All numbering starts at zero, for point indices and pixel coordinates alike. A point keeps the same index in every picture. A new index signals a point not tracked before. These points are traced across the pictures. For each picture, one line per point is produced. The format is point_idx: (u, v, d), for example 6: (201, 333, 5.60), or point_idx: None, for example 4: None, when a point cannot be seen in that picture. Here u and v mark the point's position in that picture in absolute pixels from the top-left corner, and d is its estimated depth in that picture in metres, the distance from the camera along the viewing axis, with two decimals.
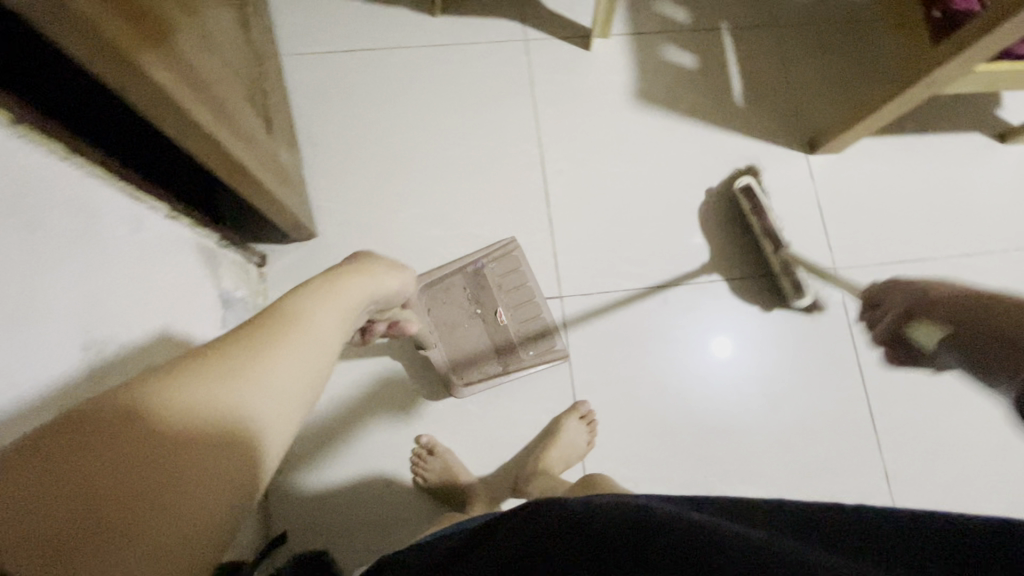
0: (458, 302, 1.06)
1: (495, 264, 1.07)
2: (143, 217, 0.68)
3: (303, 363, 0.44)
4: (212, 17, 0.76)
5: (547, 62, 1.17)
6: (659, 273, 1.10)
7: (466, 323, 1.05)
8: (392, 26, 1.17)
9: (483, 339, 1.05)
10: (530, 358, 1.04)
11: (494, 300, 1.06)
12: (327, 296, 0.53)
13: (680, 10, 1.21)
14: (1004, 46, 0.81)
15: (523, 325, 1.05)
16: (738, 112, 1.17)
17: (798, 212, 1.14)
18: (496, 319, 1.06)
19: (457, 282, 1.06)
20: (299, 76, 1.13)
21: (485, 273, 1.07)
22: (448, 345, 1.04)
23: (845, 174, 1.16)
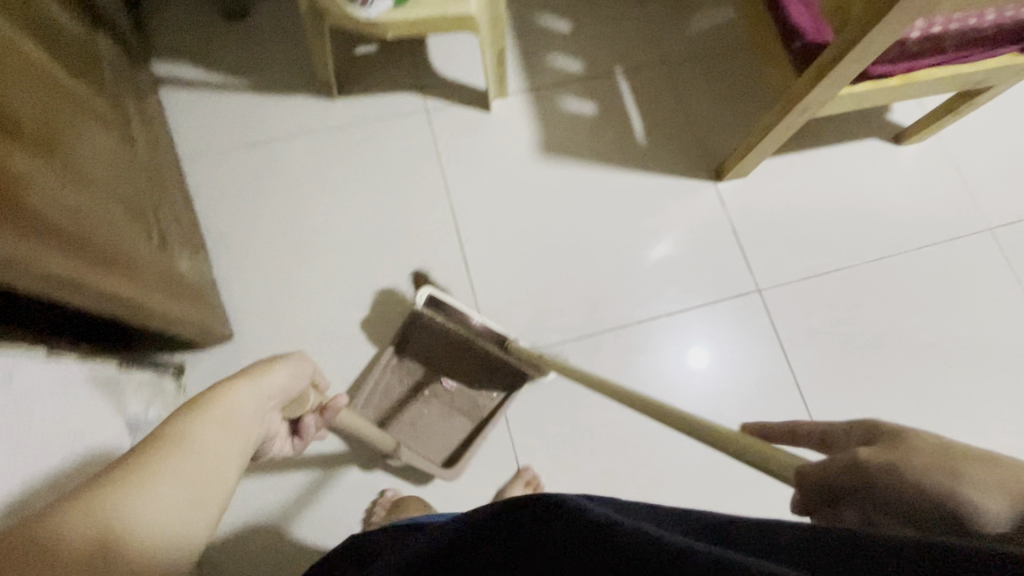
0: (405, 398, 1.04)
1: (416, 341, 1.05)
2: (15, 366, 0.64)
3: (174, 492, 0.44)
4: (79, 144, 0.75)
5: (450, 128, 1.19)
6: (587, 322, 1.10)
7: (424, 413, 1.04)
8: (292, 115, 1.18)
9: (445, 415, 1.04)
10: (497, 400, 1.04)
11: (431, 372, 1.05)
12: (205, 425, 0.50)
13: (573, 61, 1.25)
14: (860, 70, 0.84)
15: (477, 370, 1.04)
16: (641, 150, 1.20)
17: (714, 240, 1.16)
18: (446, 388, 1.04)
19: (388, 381, 1.03)
20: (204, 177, 1.13)
21: (407, 356, 1.05)
22: (416, 442, 1.02)
23: (754, 196, 1.18)
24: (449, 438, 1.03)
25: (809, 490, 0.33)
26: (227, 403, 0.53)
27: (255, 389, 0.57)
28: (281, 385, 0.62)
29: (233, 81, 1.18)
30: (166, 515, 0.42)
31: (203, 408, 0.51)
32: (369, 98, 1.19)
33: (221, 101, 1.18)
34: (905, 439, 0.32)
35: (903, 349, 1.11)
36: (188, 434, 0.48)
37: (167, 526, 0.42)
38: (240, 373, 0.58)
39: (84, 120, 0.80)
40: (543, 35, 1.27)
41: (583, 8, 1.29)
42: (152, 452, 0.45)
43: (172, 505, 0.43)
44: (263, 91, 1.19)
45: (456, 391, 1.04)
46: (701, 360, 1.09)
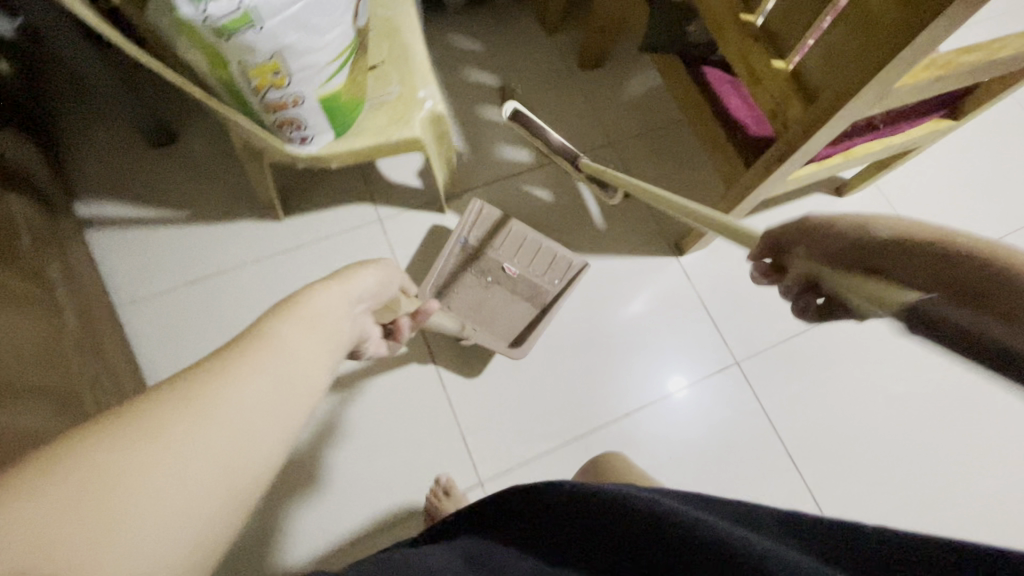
0: (470, 279, 1.11)
1: (475, 236, 1.11)
2: None
3: (261, 434, 0.33)
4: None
5: (406, 236, 1.16)
6: (573, 425, 1.07)
7: (489, 295, 1.11)
8: (236, 243, 1.11)
9: (519, 301, 1.11)
10: (558, 287, 1.11)
11: (499, 261, 1.12)
12: (287, 324, 0.40)
13: (522, 151, 1.25)
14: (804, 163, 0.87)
15: (535, 269, 1.12)
16: (601, 233, 1.20)
17: (685, 317, 1.16)
18: (508, 275, 1.12)
19: (452, 268, 1.10)
20: (147, 323, 1.04)
21: (473, 245, 1.12)
22: (484, 321, 1.11)
23: (717, 266, 1.19)
24: (512, 321, 1.11)
25: (835, 259, 0.37)
26: (312, 306, 0.44)
27: (337, 294, 0.49)
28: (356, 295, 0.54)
29: (169, 215, 1.11)
30: (259, 430, 0.32)
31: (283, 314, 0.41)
32: (318, 214, 1.15)
33: (157, 237, 1.10)
34: (839, 227, 0.36)
35: (880, 403, 1.13)
36: (268, 336, 0.38)
37: (255, 434, 0.32)
38: (330, 284, 0.49)
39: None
40: (489, 127, 1.26)
41: (525, 96, 1.30)
42: (236, 353, 0.35)
43: (270, 416, 0.33)
44: (203, 220, 1.12)
45: (518, 277, 1.12)
46: (681, 387, 1.11)
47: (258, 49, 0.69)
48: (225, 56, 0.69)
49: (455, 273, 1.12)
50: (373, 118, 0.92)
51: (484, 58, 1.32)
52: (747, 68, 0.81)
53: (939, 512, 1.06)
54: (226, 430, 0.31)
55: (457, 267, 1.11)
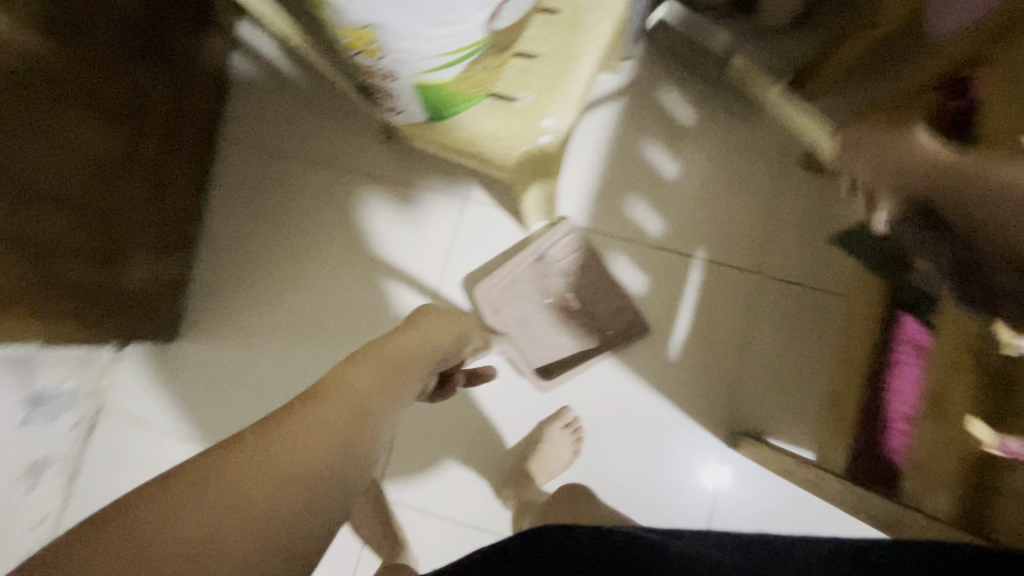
0: (524, 295, 1.00)
1: (554, 250, 0.99)
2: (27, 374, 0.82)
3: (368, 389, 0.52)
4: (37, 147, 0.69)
5: (474, 231, 1.04)
6: (490, 515, 0.98)
7: (537, 316, 1.00)
8: (335, 139, 1.08)
9: (560, 336, 1.00)
10: (611, 337, 0.98)
11: (564, 286, 1.00)
12: (421, 336, 0.60)
13: (655, 218, 1.01)
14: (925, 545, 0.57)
15: (601, 309, 0.99)
16: (664, 362, 0.97)
17: (678, 509, 0.95)
18: (566, 304, 1.00)
19: (519, 277, 1.00)
20: (234, 167, 1.10)
21: (548, 262, 1.00)
22: (523, 346, 0.99)
23: (758, 487, 0.94)
24: (549, 352, 1.00)
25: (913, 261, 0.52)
26: (432, 326, 0.63)
27: (424, 341, 0.60)
28: (447, 335, 0.63)
29: (302, 76, 1.09)
30: (377, 400, 0.52)
31: (423, 321, 0.63)
32: (413, 157, 1.06)
33: (282, 93, 1.10)
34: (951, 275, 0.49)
35: None
36: (419, 326, 0.62)
37: (379, 393, 0.52)
38: (429, 329, 0.62)
39: (74, 111, 0.73)
40: (641, 169, 1.02)
41: (708, 159, 1.02)
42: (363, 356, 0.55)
43: (379, 391, 0.52)
44: (325, 100, 1.08)
45: (577, 312, 0.99)
46: (718, 477, 0.95)
47: (350, 13, 0.56)
48: (319, 2, 0.57)
49: (516, 280, 1.00)
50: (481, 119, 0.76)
51: (695, 85, 1.02)
52: None
53: None
54: (335, 420, 0.48)
55: (522, 277, 1.00)
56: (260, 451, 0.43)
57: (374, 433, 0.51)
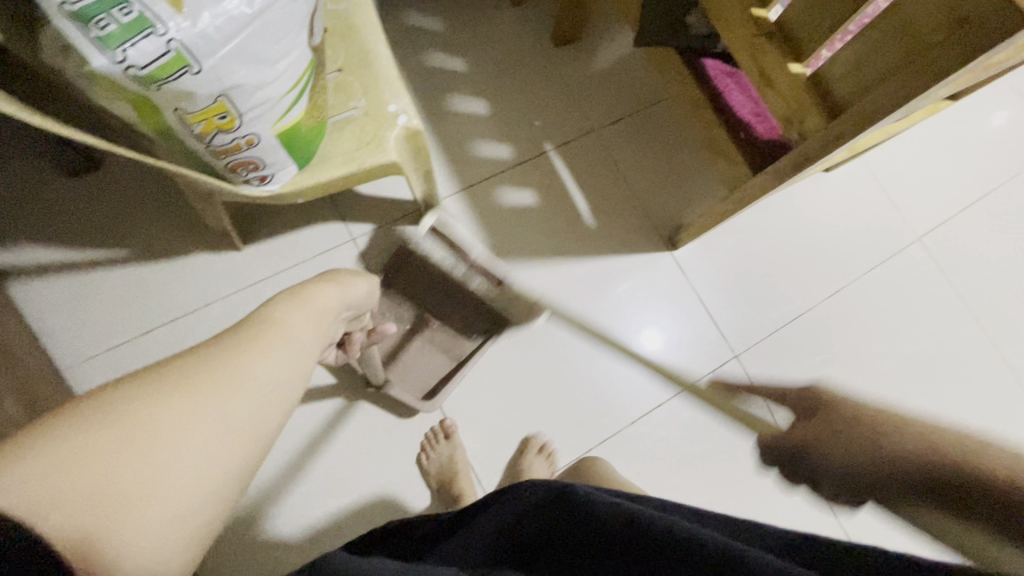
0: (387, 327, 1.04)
1: (400, 278, 1.05)
2: None
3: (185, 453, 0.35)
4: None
5: (383, 255, 1.06)
6: (582, 437, 1.05)
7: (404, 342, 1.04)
8: (194, 280, 0.99)
9: (432, 351, 1.05)
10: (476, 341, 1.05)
11: (419, 310, 1.05)
12: (204, 407, 0.37)
13: (500, 146, 1.15)
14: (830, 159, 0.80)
15: (455, 323, 1.06)
16: (591, 232, 1.13)
17: (683, 313, 1.14)
18: (428, 324, 1.05)
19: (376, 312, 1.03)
20: (107, 383, 0.93)
21: (398, 290, 1.05)
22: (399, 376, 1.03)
23: (711, 258, 1.17)
24: (428, 372, 1.04)
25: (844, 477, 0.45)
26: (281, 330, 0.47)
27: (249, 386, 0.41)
28: (259, 389, 0.41)
29: (107, 253, 0.97)
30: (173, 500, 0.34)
31: (240, 338, 0.43)
32: (280, 241, 1.02)
33: (99, 284, 0.96)
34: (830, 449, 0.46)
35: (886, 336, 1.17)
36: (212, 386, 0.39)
37: (187, 511, 0.35)
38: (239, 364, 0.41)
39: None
40: (462, 121, 1.14)
41: (496, 81, 1.18)
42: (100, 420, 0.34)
43: (220, 434, 0.37)
44: (150, 257, 0.98)
45: (439, 327, 1.05)
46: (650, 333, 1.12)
47: (195, 95, 0.56)
48: (157, 105, 0.56)
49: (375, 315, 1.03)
50: (341, 139, 0.80)
51: (444, 38, 1.17)
52: (758, 69, 0.75)
53: None
54: None
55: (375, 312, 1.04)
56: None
57: None
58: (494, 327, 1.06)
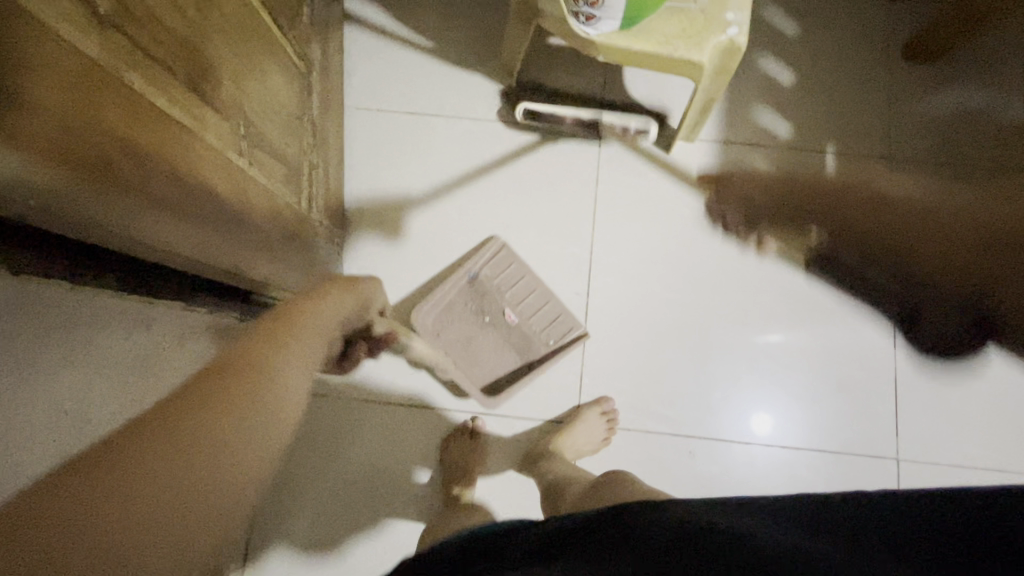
0: (465, 317, 1.03)
1: (486, 269, 1.04)
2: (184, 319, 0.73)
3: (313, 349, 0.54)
4: (254, 92, 0.70)
5: (616, 158, 1.07)
6: (693, 421, 1.00)
7: (479, 335, 1.03)
8: (463, 92, 1.10)
9: (503, 347, 1.03)
10: (554, 347, 1.02)
11: (499, 302, 1.04)
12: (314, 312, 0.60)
13: (781, 121, 1.07)
14: None
15: (533, 323, 1.03)
16: (822, 250, 1.03)
17: (866, 381, 1.00)
18: (506, 321, 1.03)
19: (452, 298, 1.03)
20: (362, 134, 1.10)
21: (482, 282, 1.04)
22: (472, 367, 1.03)
23: (935, 350, 1.00)
24: (494, 367, 1.03)
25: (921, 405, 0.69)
26: (326, 308, 0.62)
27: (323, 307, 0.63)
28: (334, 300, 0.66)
29: (417, 39, 1.12)
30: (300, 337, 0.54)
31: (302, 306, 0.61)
32: (543, 98, 1.09)
33: (399, 59, 1.12)
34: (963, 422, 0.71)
35: None
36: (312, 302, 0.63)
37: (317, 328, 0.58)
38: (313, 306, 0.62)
39: (271, 65, 0.76)
40: (759, 81, 1.09)
41: (817, 61, 1.09)
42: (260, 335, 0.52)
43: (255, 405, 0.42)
44: (443, 59, 1.11)
45: (517, 323, 1.03)
46: (811, 403, 1.00)
47: None
48: None
49: (453, 303, 1.04)
50: (669, 23, 0.81)
51: None
52: None
53: None
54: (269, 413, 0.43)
55: (458, 300, 1.04)
56: (215, 386, 0.41)
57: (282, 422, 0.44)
58: (571, 333, 1.01)
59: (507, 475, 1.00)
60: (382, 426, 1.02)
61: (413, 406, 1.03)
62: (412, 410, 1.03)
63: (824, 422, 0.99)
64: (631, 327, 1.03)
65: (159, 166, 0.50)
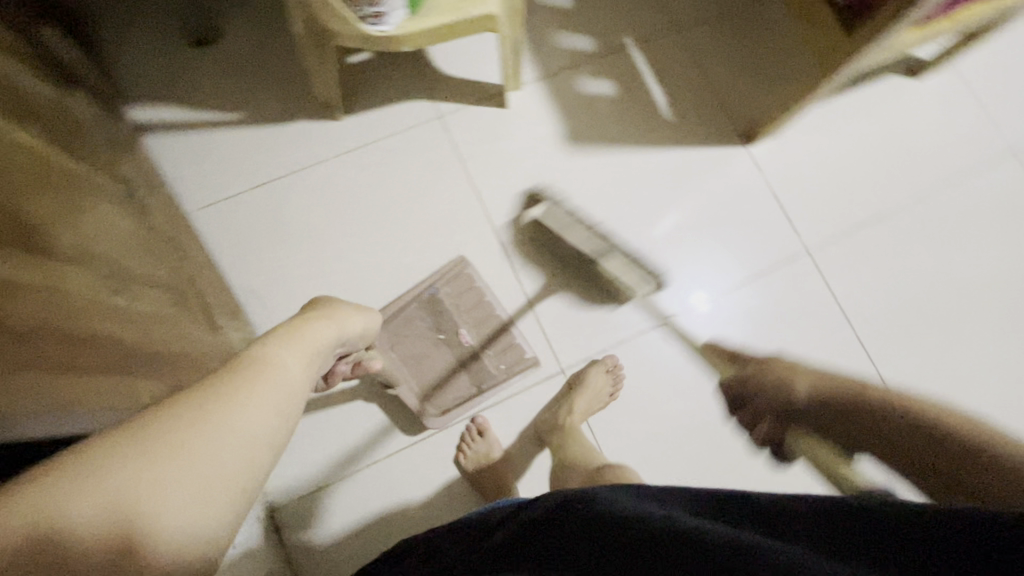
0: (420, 332, 1.03)
1: (448, 286, 1.04)
2: None
3: (278, 390, 0.52)
4: (92, 231, 0.65)
5: (466, 132, 1.12)
6: (650, 313, 1.08)
7: (432, 352, 1.03)
8: (297, 143, 1.08)
9: (453, 364, 1.03)
10: (503, 373, 1.02)
11: (454, 322, 1.04)
12: (225, 437, 0.44)
13: (582, 37, 1.17)
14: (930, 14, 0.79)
15: (488, 346, 1.03)
16: (667, 124, 1.15)
17: (755, 206, 1.14)
18: (461, 340, 1.03)
19: (410, 314, 1.03)
20: (221, 229, 1.04)
21: (441, 299, 1.04)
22: (421, 383, 1.02)
23: (787, 156, 1.16)
24: (445, 386, 1.02)
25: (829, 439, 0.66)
26: (279, 356, 0.56)
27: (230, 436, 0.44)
28: (241, 434, 0.45)
29: (224, 116, 1.07)
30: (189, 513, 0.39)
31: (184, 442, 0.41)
32: (374, 112, 1.10)
33: (218, 143, 1.07)
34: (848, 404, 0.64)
35: (966, 246, 1.15)
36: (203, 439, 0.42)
37: (208, 505, 0.41)
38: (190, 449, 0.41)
39: (92, 199, 0.70)
40: (546, 13, 1.18)
41: None
42: (120, 463, 0.37)
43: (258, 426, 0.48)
44: (260, 123, 1.08)
45: (471, 345, 1.03)
46: (727, 247, 1.13)
47: None
48: None
49: (410, 317, 1.04)
50: None
51: None
52: None
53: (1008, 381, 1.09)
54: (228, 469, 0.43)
55: (416, 314, 1.04)
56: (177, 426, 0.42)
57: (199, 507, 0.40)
58: (524, 360, 1.03)
59: (532, 452, 1.02)
60: (393, 478, 0.99)
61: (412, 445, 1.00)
62: (414, 448, 1.01)
63: (743, 256, 1.12)
64: (560, 265, 1.09)
65: (41, 335, 0.45)
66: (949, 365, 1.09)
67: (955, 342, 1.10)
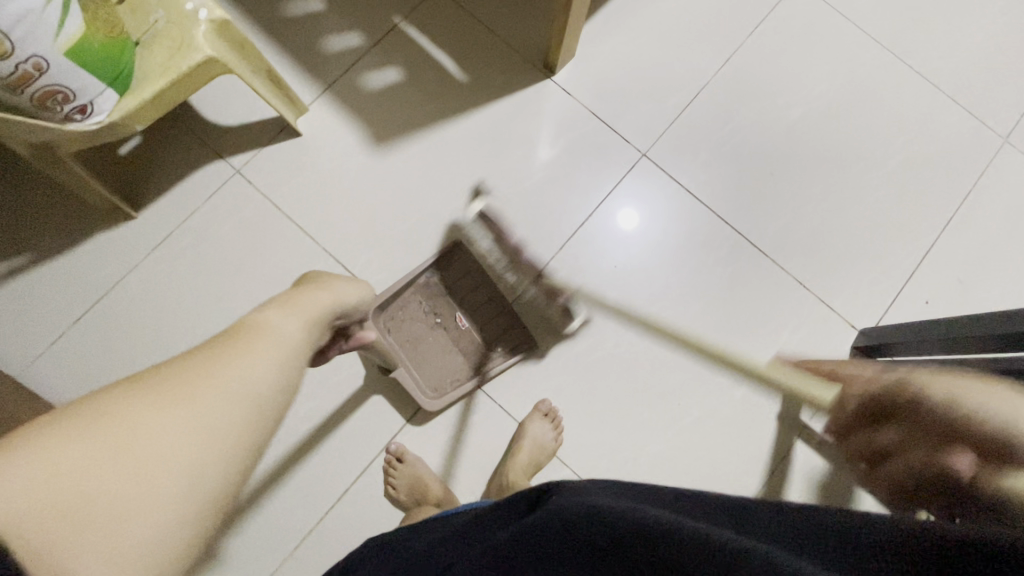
0: (416, 316, 1.02)
1: (445, 270, 1.03)
2: None
3: (292, 339, 0.49)
4: None
5: (269, 176, 1.06)
6: (521, 275, 1.06)
7: (429, 336, 1.02)
8: (100, 257, 1.01)
9: (450, 347, 1.02)
10: (501, 356, 1.01)
11: (451, 306, 1.03)
12: (234, 380, 0.41)
13: (348, 34, 1.11)
14: None
15: (480, 330, 1.02)
16: (465, 87, 1.11)
17: (581, 131, 1.12)
18: (457, 325, 1.02)
19: (409, 299, 1.02)
20: (59, 376, 0.97)
21: (437, 283, 1.03)
22: (421, 367, 1.01)
23: (592, 71, 1.14)
24: (442, 371, 1.01)
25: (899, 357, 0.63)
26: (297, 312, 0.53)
27: (211, 409, 0.38)
28: (246, 395, 0.41)
29: (13, 262, 0.99)
30: (111, 538, 0.31)
31: (151, 416, 0.36)
32: (166, 194, 1.03)
33: (19, 290, 0.99)
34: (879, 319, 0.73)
35: (785, 91, 1.16)
36: (188, 404, 0.37)
37: (198, 478, 0.35)
38: (142, 422, 0.35)
39: None
40: (301, 24, 1.11)
41: None
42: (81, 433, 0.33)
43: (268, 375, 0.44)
44: (54, 254, 1.00)
45: (465, 328, 1.02)
46: (570, 180, 1.10)
47: None
48: None
49: (406, 302, 1.02)
50: (152, 56, 0.79)
51: None
52: None
53: (861, 200, 1.13)
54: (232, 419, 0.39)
55: (411, 302, 1.02)
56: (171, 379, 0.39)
57: (189, 478, 0.35)
58: (516, 342, 1.02)
59: (457, 456, 1.00)
60: (333, 541, 0.96)
61: (339, 501, 0.97)
62: (342, 504, 0.97)
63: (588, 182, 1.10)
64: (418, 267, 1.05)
65: None
66: (806, 207, 1.12)
67: (804, 185, 1.13)
